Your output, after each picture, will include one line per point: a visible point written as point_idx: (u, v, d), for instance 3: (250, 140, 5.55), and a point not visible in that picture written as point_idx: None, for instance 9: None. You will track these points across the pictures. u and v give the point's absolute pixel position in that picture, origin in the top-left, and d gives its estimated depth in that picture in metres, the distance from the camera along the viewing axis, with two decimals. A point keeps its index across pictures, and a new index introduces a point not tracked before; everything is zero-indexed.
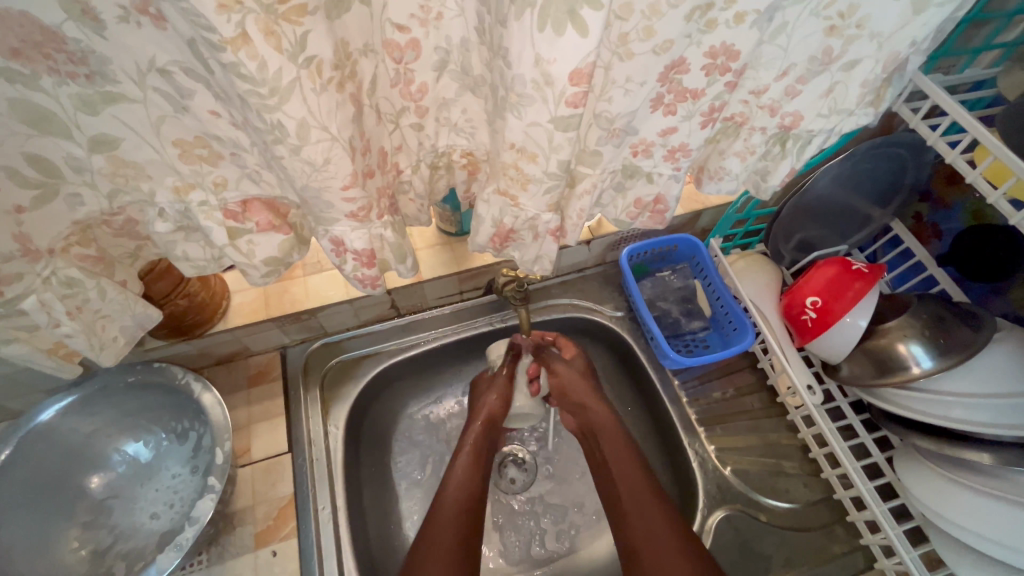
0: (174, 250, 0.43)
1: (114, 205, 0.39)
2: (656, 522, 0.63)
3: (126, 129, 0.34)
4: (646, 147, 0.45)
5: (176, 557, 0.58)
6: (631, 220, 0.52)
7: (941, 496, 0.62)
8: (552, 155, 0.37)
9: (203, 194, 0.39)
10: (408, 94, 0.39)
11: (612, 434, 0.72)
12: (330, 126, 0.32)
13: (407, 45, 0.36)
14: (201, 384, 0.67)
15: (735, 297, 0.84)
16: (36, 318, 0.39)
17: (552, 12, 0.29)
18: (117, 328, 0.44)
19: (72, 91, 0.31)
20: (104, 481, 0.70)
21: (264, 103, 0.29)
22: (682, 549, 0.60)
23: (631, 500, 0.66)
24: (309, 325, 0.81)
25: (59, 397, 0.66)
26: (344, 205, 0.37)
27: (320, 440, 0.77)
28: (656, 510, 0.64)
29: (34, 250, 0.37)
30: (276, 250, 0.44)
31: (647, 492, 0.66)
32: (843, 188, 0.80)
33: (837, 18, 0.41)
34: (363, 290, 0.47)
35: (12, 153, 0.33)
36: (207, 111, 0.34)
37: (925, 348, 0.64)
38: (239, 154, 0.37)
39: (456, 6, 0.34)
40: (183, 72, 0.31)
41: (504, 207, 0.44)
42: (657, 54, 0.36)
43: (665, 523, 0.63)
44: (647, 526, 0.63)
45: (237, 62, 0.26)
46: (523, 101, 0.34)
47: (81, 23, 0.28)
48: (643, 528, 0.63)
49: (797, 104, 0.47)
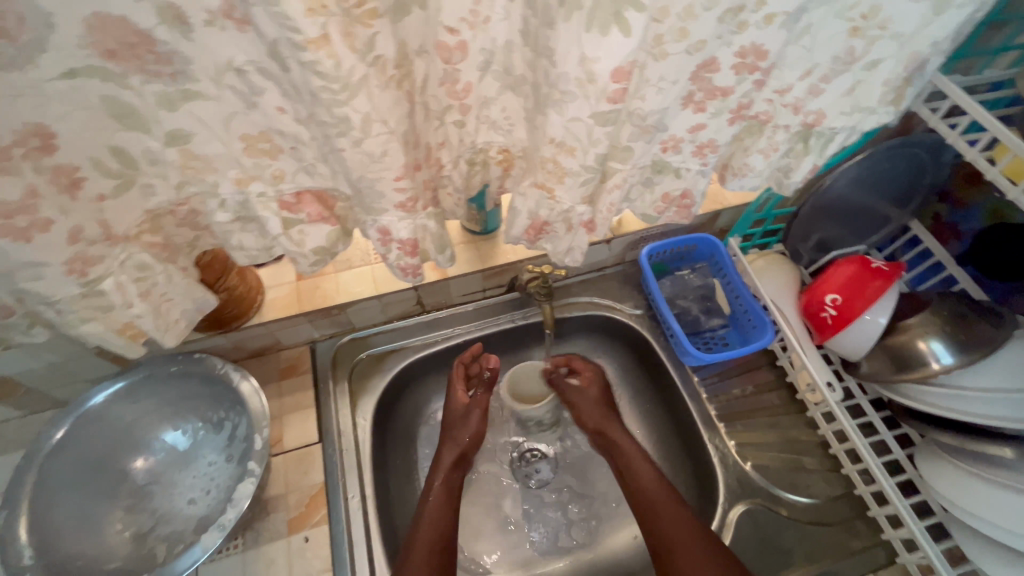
0: (231, 239, 0.46)
1: (181, 196, 0.42)
2: (676, 529, 0.64)
3: (200, 124, 0.37)
4: (675, 143, 0.47)
5: (218, 536, 0.61)
6: (658, 215, 0.55)
7: (962, 491, 0.63)
8: (590, 149, 0.40)
9: (262, 186, 0.42)
10: (453, 93, 0.42)
11: (626, 452, 0.73)
12: (389, 121, 0.35)
13: (456, 47, 0.38)
14: (240, 373, 0.70)
15: (754, 296, 0.86)
16: (110, 300, 0.41)
17: (600, 14, 0.31)
18: (178, 311, 0.47)
19: (156, 89, 0.34)
20: (145, 467, 0.73)
21: (335, 98, 0.31)
22: (705, 554, 0.61)
23: (649, 510, 0.68)
24: (339, 320, 0.84)
25: (107, 385, 0.69)
26: (394, 195, 0.40)
27: (349, 431, 0.80)
28: (676, 517, 0.65)
29: (112, 236, 0.40)
30: (323, 240, 0.47)
31: (665, 500, 0.68)
32: (861, 188, 0.81)
33: (861, 19, 0.42)
34: (403, 280, 0.50)
35: (99, 146, 0.36)
36: (275, 107, 0.36)
37: (946, 345, 0.65)
38: (299, 148, 0.40)
39: (504, 10, 0.37)
40: (256, 71, 0.34)
41: (540, 200, 0.47)
42: (690, 54, 0.38)
43: (686, 529, 0.64)
44: (668, 532, 0.65)
45: (316, 60, 0.29)
46: (565, 98, 0.36)
47: (171, 27, 0.31)
48: (665, 536, 0.65)
49: (820, 102, 0.49)
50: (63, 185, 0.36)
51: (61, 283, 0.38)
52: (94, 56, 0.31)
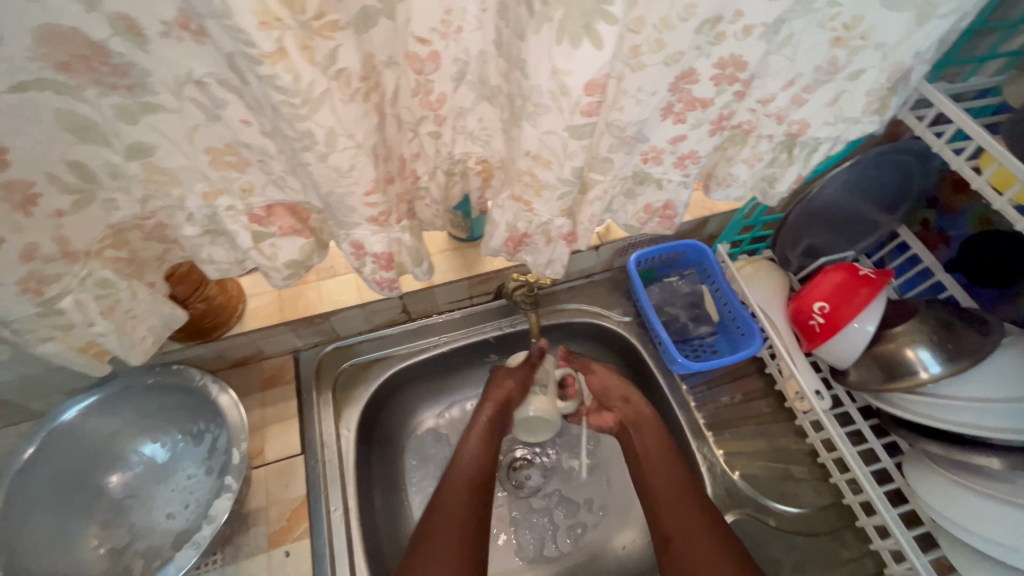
0: (201, 253, 0.44)
1: (146, 210, 0.40)
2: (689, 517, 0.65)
3: (161, 137, 0.36)
4: (656, 154, 0.46)
5: (193, 554, 0.59)
6: (641, 225, 0.54)
7: (951, 503, 0.62)
8: (566, 162, 0.38)
9: (230, 199, 0.41)
10: (427, 104, 0.41)
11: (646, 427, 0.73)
12: (356, 135, 0.34)
13: (428, 58, 0.37)
14: (218, 386, 0.69)
15: (742, 303, 0.85)
16: (70, 318, 0.40)
17: (570, 27, 0.30)
18: (146, 328, 0.46)
19: (114, 102, 0.33)
20: (122, 481, 0.72)
21: (296, 113, 0.30)
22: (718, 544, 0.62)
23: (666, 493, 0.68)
24: (323, 329, 0.82)
25: (81, 398, 0.67)
26: (365, 210, 0.39)
27: (332, 442, 0.78)
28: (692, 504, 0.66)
29: (72, 253, 0.38)
30: (296, 253, 0.46)
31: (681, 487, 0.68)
32: (850, 195, 0.81)
33: (843, 29, 0.42)
34: (379, 293, 0.49)
35: (55, 160, 0.35)
36: (238, 120, 0.35)
37: (934, 354, 0.64)
38: (266, 161, 0.39)
39: (476, 20, 0.36)
40: (218, 84, 0.33)
41: (518, 212, 0.46)
42: (668, 65, 0.37)
43: (700, 518, 0.65)
44: (681, 519, 0.65)
45: (273, 75, 0.28)
46: (539, 110, 0.35)
47: (126, 38, 0.30)
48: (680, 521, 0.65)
49: (803, 112, 0.48)
50: (17, 202, 0.34)
51: (15, 303, 0.37)
52: (45, 69, 0.30)
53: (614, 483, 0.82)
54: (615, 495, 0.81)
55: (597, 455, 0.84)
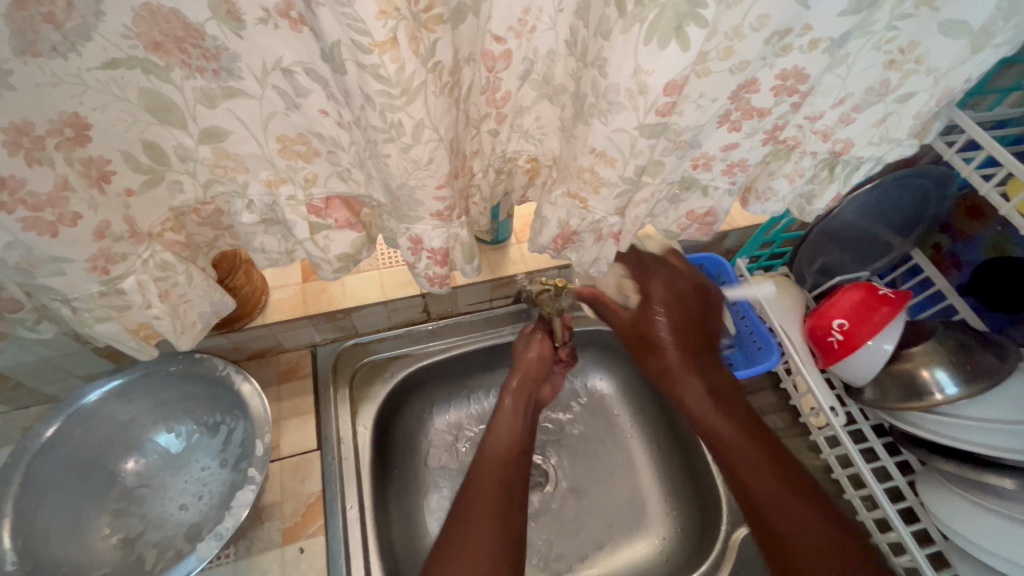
0: (253, 241, 0.44)
1: (207, 194, 0.40)
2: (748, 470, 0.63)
3: (237, 122, 0.36)
4: (707, 161, 0.48)
5: (215, 546, 0.58)
6: (680, 231, 0.55)
7: (966, 521, 0.63)
8: (631, 160, 0.40)
9: (292, 188, 0.41)
10: (492, 101, 0.42)
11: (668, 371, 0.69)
12: (439, 128, 0.34)
13: (501, 56, 0.38)
14: (242, 375, 0.68)
15: (760, 318, 0.87)
16: (129, 299, 0.39)
17: (661, 28, 0.31)
18: (196, 313, 0.46)
19: (197, 85, 0.33)
20: (136, 469, 0.70)
21: (391, 103, 0.31)
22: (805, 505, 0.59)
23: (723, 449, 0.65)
24: (342, 325, 0.82)
25: (102, 382, 0.66)
26: (432, 203, 0.39)
27: (349, 438, 0.78)
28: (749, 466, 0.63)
29: (138, 233, 0.38)
30: (348, 246, 0.46)
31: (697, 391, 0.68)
32: (868, 217, 0.83)
33: (898, 53, 0.44)
34: (428, 288, 0.49)
35: (132, 139, 0.35)
36: (317, 110, 0.36)
37: (950, 374, 0.66)
38: (336, 152, 0.39)
39: (550, 20, 0.37)
40: (304, 72, 0.33)
41: (572, 209, 0.47)
42: (732, 73, 0.38)
43: (763, 457, 0.63)
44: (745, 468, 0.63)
45: (379, 64, 0.28)
46: (612, 108, 0.36)
47: (223, 22, 0.30)
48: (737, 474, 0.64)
49: (849, 132, 0.50)
50: (93, 177, 0.34)
51: (84, 280, 0.36)
52: (138, 48, 0.30)
53: (627, 492, 0.84)
54: (624, 504, 0.83)
55: (608, 464, 0.87)
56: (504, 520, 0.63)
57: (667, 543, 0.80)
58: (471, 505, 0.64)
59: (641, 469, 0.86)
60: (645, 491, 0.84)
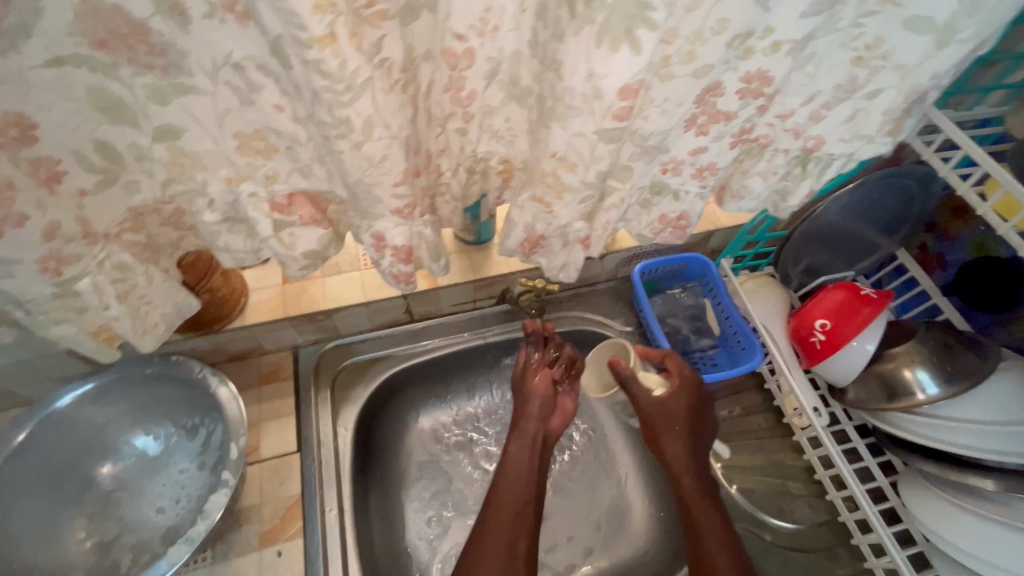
0: (217, 240, 0.44)
1: (166, 193, 0.40)
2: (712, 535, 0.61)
3: (191, 119, 0.35)
4: (676, 165, 0.47)
5: (187, 550, 0.58)
6: (654, 236, 0.54)
7: (946, 522, 0.63)
8: (593, 165, 0.39)
9: (254, 186, 0.40)
10: (457, 100, 0.41)
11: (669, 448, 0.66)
12: (392, 125, 0.35)
13: (463, 55, 0.37)
14: (218, 378, 0.67)
15: (744, 318, 0.86)
16: (85, 301, 0.40)
17: (611, 32, 0.31)
18: (158, 314, 0.46)
19: (147, 82, 0.33)
20: (113, 472, 0.70)
21: (338, 99, 0.31)
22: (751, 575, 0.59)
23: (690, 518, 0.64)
24: (324, 326, 0.81)
25: (76, 385, 0.66)
26: (392, 201, 0.39)
27: (330, 441, 0.77)
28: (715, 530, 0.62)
29: (92, 234, 0.38)
30: (315, 243, 0.46)
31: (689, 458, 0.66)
32: (853, 216, 0.83)
33: (864, 49, 0.44)
34: (395, 287, 0.48)
35: (81, 138, 0.34)
36: (272, 105, 0.35)
37: (932, 375, 0.66)
38: (295, 148, 0.39)
39: (514, 21, 0.36)
40: (255, 68, 0.33)
41: (538, 214, 0.46)
42: (696, 78, 0.38)
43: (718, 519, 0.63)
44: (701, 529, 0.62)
45: (320, 59, 0.28)
46: (570, 112, 0.36)
47: (167, 17, 0.30)
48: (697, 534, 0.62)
49: (820, 128, 0.49)
50: (42, 178, 0.34)
51: (33, 281, 0.36)
52: (82, 45, 0.30)
53: (612, 492, 0.84)
54: (608, 505, 0.83)
55: (592, 465, 0.86)
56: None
57: (651, 542, 0.79)
58: (480, 568, 0.58)
59: (624, 470, 0.85)
60: (629, 493, 0.84)
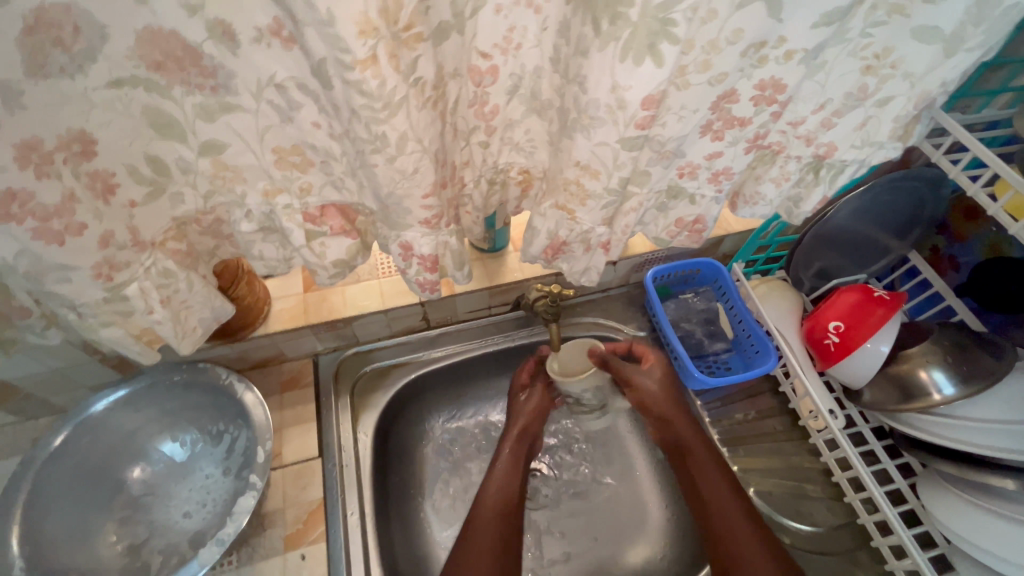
0: (252, 249, 0.46)
1: (207, 205, 0.42)
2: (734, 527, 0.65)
3: (234, 135, 0.38)
4: (692, 170, 0.49)
5: (217, 552, 0.59)
6: (670, 239, 0.56)
7: (968, 522, 0.62)
8: (614, 172, 0.41)
9: (288, 198, 0.43)
10: (481, 114, 0.43)
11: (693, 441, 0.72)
12: (423, 140, 0.37)
13: (487, 71, 0.40)
14: (244, 384, 0.69)
15: (757, 321, 0.86)
16: (132, 305, 0.42)
17: (634, 46, 0.33)
18: (196, 318, 0.48)
19: (196, 101, 0.35)
20: (142, 476, 0.72)
21: (375, 116, 0.33)
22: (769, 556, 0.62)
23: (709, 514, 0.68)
24: (343, 333, 0.83)
25: (110, 392, 0.67)
26: (420, 212, 0.41)
27: (351, 445, 0.78)
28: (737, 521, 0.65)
29: (140, 241, 0.41)
30: (343, 253, 0.47)
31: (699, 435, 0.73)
32: (864, 221, 0.83)
33: (874, 59, 0.45)
34: (420, 295, 0.50)
35: (134, 153, 0.37)
36: (310, 123, 0.38)
37: (947, 374, 0.66)
38: (329, 163, 0.41)
39: (536, 38, 0.39)
40: (296, 87, 0.36)
41: (560, 220, 0.48)
42: (712, 85, 0.39)
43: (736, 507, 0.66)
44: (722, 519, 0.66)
45: (361, 80, 0.31)
46: (594, 123, 0.38)
47: (219, 42, 0.32)
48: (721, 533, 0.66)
49: (832, 135, 0.51)
50: (98, 190, 0.37)
51: (88, 286, 0.39)
52: (140, 67, 0.33)
53: (628, 495, 0.84)
54: (625, 509, 0.83)
55: (607, 468, 0.86)
56: (502, 568, 0.63)
57: (667, 546, 0.79)
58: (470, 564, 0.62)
59: (641, 472, 0.85)
60: (647, 497, 0.83)
